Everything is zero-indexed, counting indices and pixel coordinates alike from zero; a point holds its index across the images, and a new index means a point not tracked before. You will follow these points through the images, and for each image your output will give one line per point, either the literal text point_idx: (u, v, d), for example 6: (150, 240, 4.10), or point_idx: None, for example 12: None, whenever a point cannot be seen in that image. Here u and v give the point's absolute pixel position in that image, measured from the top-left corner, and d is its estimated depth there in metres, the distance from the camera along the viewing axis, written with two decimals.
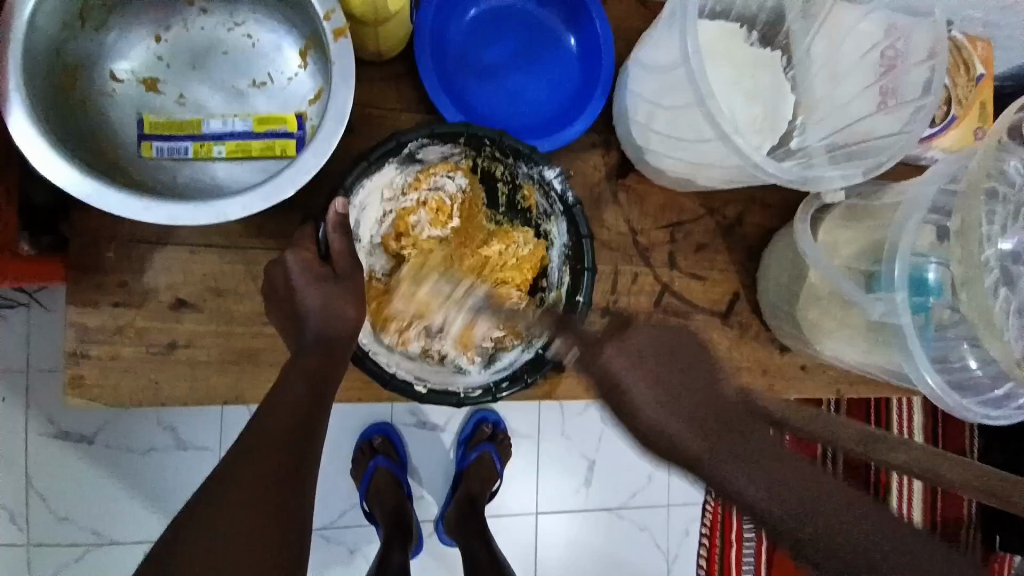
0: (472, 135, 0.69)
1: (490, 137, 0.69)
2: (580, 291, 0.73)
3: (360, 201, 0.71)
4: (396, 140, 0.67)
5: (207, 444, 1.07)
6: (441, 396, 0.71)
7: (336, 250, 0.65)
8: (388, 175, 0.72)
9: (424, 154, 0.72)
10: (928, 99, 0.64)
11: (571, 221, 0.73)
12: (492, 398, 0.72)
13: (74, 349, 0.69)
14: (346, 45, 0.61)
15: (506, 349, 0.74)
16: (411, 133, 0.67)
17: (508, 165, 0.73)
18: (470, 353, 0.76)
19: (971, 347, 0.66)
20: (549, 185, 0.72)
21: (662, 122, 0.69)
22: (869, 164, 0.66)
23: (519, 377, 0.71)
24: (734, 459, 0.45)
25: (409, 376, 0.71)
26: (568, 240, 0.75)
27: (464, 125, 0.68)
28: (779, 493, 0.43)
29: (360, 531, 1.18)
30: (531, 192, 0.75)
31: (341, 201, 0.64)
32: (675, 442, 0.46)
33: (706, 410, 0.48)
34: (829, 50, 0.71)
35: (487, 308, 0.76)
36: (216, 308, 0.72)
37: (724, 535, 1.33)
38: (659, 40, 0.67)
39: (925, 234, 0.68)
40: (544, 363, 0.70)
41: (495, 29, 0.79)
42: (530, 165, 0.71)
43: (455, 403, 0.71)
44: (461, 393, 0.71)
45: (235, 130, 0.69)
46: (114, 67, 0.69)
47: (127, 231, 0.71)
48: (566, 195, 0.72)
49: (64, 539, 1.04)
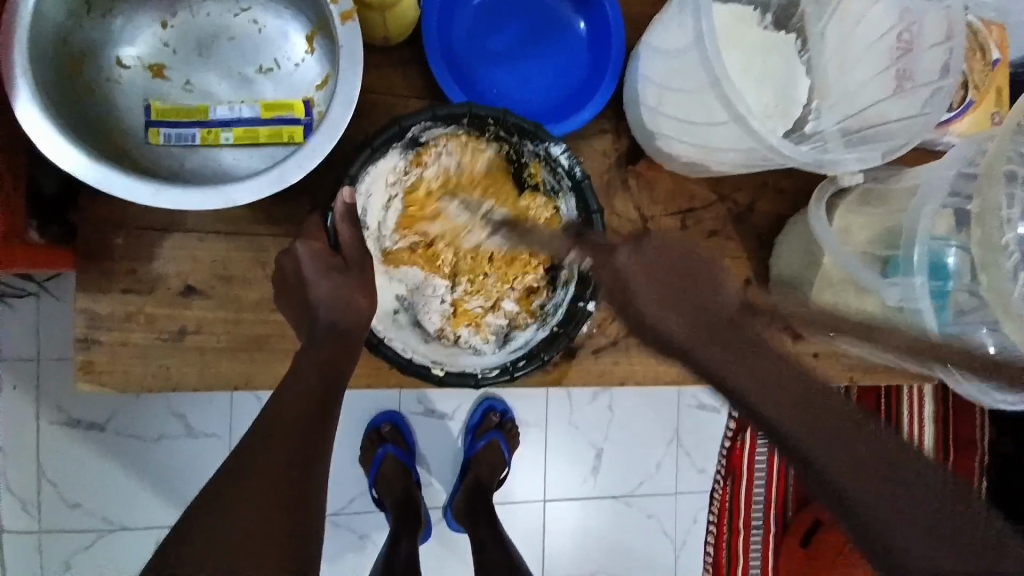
0: (475, 115, 0.68)
1: (494, 117, 0.68)
2: (593, 267, 0.72)
3: (365, 184, 0.70)
4: (398, 125, 0.66)
5: (217, 431, 1.08)
6: (459, 379, 0.71)
7: (346, 241, 0.63)
8: (392, 160, 0.71)
9: (428, 137, 0.71)
10: (948, 80, 0.64)
11: (580, 198, 0.71)
12: (509, 377, 0.72)
13: (85, 336, 0.70)
14: (353, 28, 0.60)
15: (520, 328, 0.76)
16: (413, 117, 0.66)
17: (514, 144, 0.72)
18: (485, 332, 0.76)
19: (989, 332, 0.67)
20: (555, 161, 0.71)
21: (674, 106, 0.68)
22: (885, 148, 0.66)
23: (535, 356, 0.73)
24: (717, 348, 0.60)
25: (425, 360, 0.71)
26: (577, 217, 0.73)
27: (466, 106, 0.67)
28: (753, 376, 0.57)
29: (368, 517, 1.18)
30: (537, 169, 0.73)
31: (349, 191, 0.62)
32: (669, 337, 0.62)
33: (696, 314, 0.62)
34: (845, 30, 0.69)
35: (500, 286, 0.76)
36: (225, 295, 0.73)
37: (732, 522, 1.32)
38: (671, 22, 0.65)
39: (943, 218, 0.68)
40: (560, 339, 0.73)
41: (502, 12, 0.78)
42: (536, 143, 0.70)
43: (472, 384, 0.71)
44: (478, 374, 0.71)
45: (242, 116, 0.69)
46: (120, 53, 0.68)
47: (136, 218, 0.70)
48: (574, 170, 0.70)
49: (78, 524, 1.06)
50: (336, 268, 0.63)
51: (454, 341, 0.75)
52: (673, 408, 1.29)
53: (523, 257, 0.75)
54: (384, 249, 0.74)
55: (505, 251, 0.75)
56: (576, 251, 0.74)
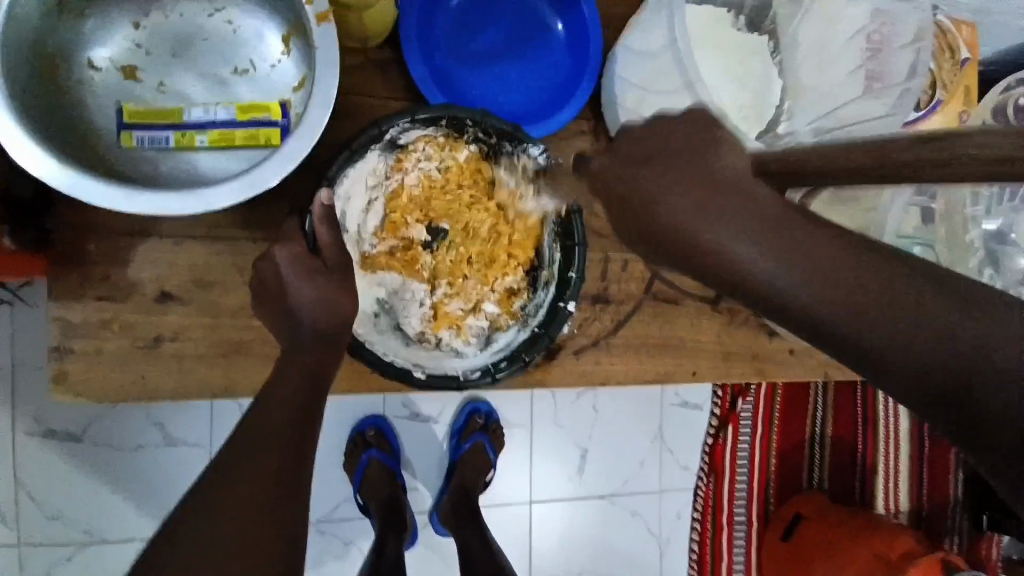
0: (453, 116, 0.67)
1: (472, 117, 0.67)
2: (573, 266, 0.71)
3: (344, 187, 0.69)
4: (376, 127, 0.65)
5: (198, 439, 1.07)
6: (442, 381, 0.70)
7: (325, 244, 0.63)
8: (371, 162, 0.71)
9: (406, 138, 0.71)
10: (915, 81, 0.69)
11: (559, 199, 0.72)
12: (491, 379, 0.71)
13: (59, 344, 0.68)
14: (329, 28, 0.59)
15: (501, 330, 0.76)
16: (391, 120, 0.65)
17: (494, 146, 0.72)
18: (465, 335, 0.76)
19: None
20: (534, 161, 0.71)
21: (651, 107, 0.69)
22: (858, 145, 0.68)
23: (517, 358, 0.72)
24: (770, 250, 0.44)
25: (407, 363, 0.71)
26: (557, 218, 0.74)
27: (444, 108, 0.66)
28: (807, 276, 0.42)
29: (353, 523, 1.18)
30: (516, 170, 0.74)
31: (326, 192, 0.63)
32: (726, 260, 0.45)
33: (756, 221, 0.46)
34: (819, 31, 0.70)
35: (479, 289, 0.76)
36: (203, 300, 0.72)
37: (715, 519, 1.34)
38: (650, 24, 0.66)
39: (914, 216, 0.68)
40: (540, 341, 0.72)
41: (480, 14, 0.78)
42: (515, 143, 0.70)
43: (455, 387, 0.71)
44: (461, 377, 0.71)
45: (218, 118, 0.68)
46: (92, 54, 0.67)
47: (110, 223, 0.69)
48: (553, 170, 0.71)
49: (55, 538, 1.03)
50: (317, 271, 0.62)
51: (436, 343, 0.75)
52: (657, 406, 1.30)
53: (503, 258, 0.76)
54: (365, 251, 0.74)
55: (485, 253, 0.76)
56: (556, 251, 0.74)
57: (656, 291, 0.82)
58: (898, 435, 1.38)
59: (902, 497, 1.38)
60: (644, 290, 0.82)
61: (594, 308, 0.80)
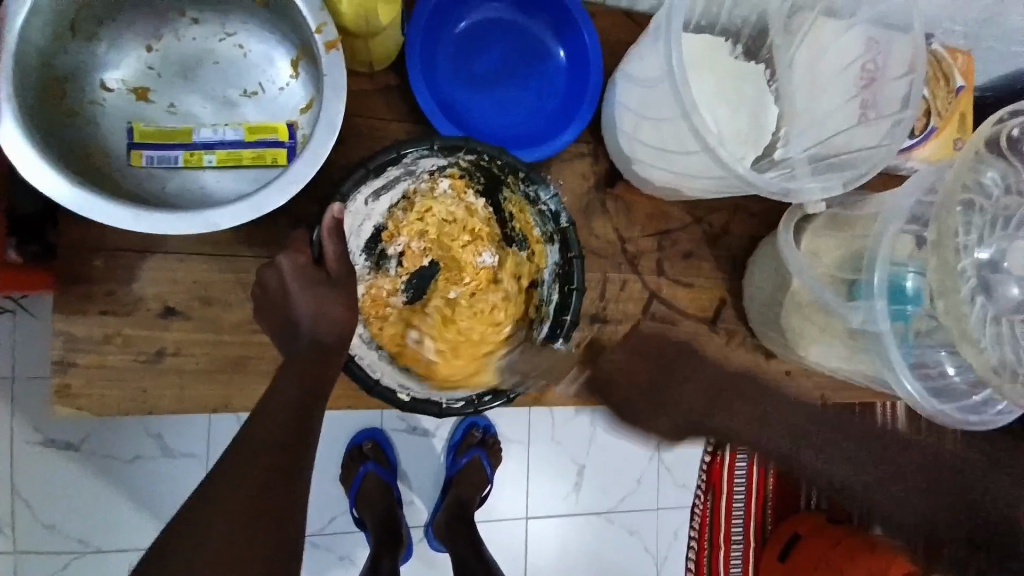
0: (473, 149, 0.69)
1: (489, 154, 0.69)
2: (568, 310, 0.74)
3: (363, 206, 0.73)
4: (395, 152, 0.67)
5: (195, 451, 1.07)
6: (423, 405, 0.70)
7: (330, 257, 0.63)
8: (392, 178, 0.72)
9: (417, 165, 0.72)
10: (907, 112, 0.66)
11: (564, 243, 0.73)
12: (474, 410, 0.72)
13: (61, 358, 0.69)
14: (337, 56, 0.61)
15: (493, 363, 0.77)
16: (410, 145, 0.67)
17: (508, 183, 0.73)
18: (469, 375, 0.76)
19: (948, 354, 0.69)
20: (542, 203, 0.72)
21: (649, 134, 0.71)
22: (849, 176, 0.68)
23: (502, 392, 0.73)
24: None
25: (392, 385, 0.71)
26: (559, 261, 0.75)
27: (464, 139, 0.68)
28: None
29: (349, 537, 1.18)
30: (523, 209, 0.75)
31: (338, 206, 0.62)
32: None
33: None
34: (811, 60, 0.72)
35: (476, 331, 0.79)
36: (205, 316, 0.73)
37: (713, 537, 1.34)
38: (645, 55, 0.68)
39: (905, 243, 0.69)
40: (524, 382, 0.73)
41: (484, 40, 0.80)
42: (526, 185, 0.71)
43: (437, 413, 0.71)
44: (443, 404, 0.71)
45: (226, 138, 0.70)
46: (105, 76, 0.69)
47: (116, 239, 0.70)
48: (560, 215, 0.72)
49: (48, 548, 1.03)
50: (318, 280, 0.63)
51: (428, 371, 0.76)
52: None
53: (504, 302, 0.79)
54: (367, 267, 0.76)
55: (487, 294, 0.79)
56: (553, 293, 0.76)
57: (653, 312, 0.83)
58: (897, 470, 1.35)
59: (899, 519, 1.36)
60: (641, 311, 0.83)
61: (592, 327, 0.81)
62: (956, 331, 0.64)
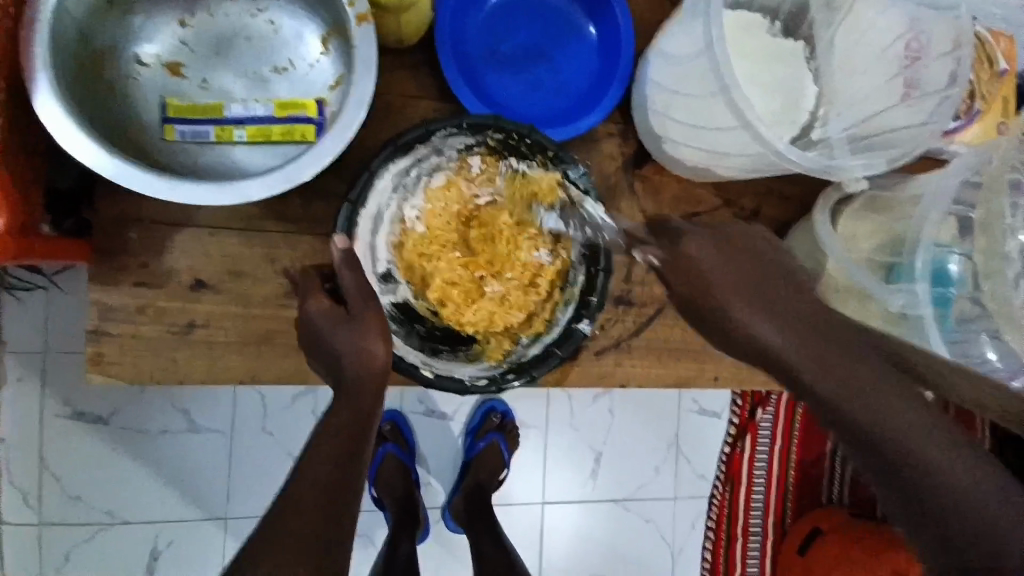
0: (501, 129, 0.71)
1: (517, 132, 0.70)
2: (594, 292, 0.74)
3: (389, 188, 0.73)
4: (425, 129, 0.69)
5: (221, 427, 1.09)
6: (446, 381, 0.72)
7: (348, 286, 0.63)
8: (416, 157, 0.72)
9: (446, 145, 0.72)
10: (954, 90, 0.64)
11: (589, 226, 0.74)
12: (496, 389, 0.73)
13: (96, 328, 0.70)
14: (369, 29, 0.61)
15: (515, 347, 0.76)
16: (440, 123, 0.69)
17: (536, 164, 0.73)
18: (494, 358, 0.76)
19: (991, 339, 0.66)
20: (570, 184, 0.73)
21: (680, 111, 0.69)
22: (893, 155, 0.66)
23: (526, 371, 0.74)
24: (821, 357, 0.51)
25: (418, 360, 0.72)
26: (585, 243, 0.75)
27: (492, 118, 0.70)
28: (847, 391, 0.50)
29: (369, 516, 1.19)
30: (551, 189, 0.74)
31: (344, 240, 0.64)
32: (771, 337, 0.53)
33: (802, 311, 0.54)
34: (850, 40, 0.69)
35: (498, 315, 0.78)
36: (234, 291, 0.73)
37: (730, 529, 1.33)
38: (681, 29, 0.66)
39: (948, 226, 0.68)
40: (550, 360, 0.74)
41: (513, 17, 0.78)
42: (553, 164, 0.72)
43: (461, 390, 0.73)
44: (467, 381, 0.72)
45: (257, 114, 0.70)
46: (138, 50, 0.69)
47: (149, 213, 0.71)
48: (588, 197, 0.73)
49: (78, 518, 1.06)
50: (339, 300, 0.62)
51: (448, 351, 0.76)
52: (675, 412, 1.30)
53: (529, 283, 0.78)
54: (390, 238, 0.76)
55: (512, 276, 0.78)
56: (580, 274, 0.76)
57: None
58: None
59: None
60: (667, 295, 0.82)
61: (616, 310, 0.81)
62: (998, 315, 0.63)
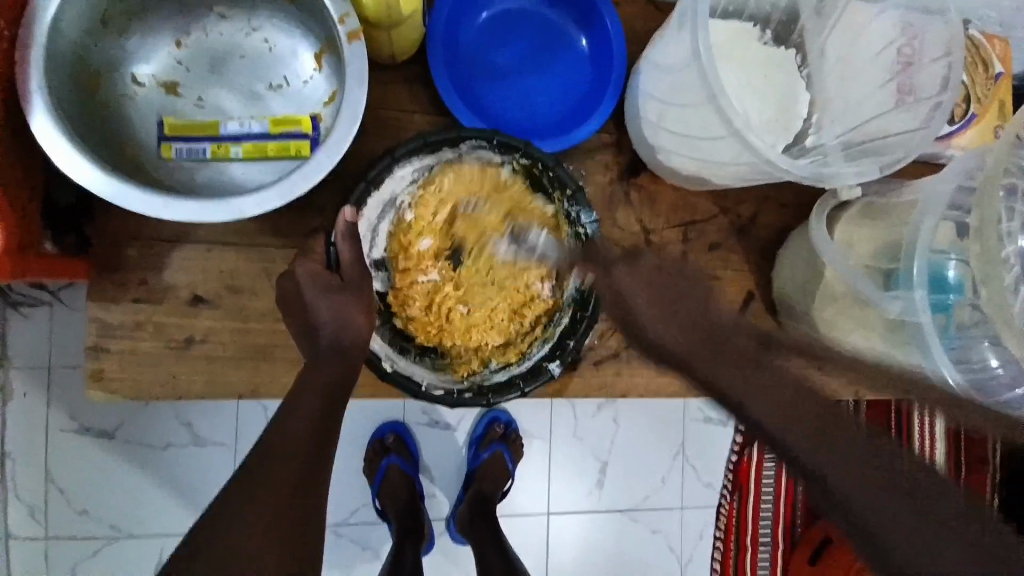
0: (529, 154, 0.70)
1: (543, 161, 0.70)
2: (574, 335, 0.74)
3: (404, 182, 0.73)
4: (457, 133, 0.68)
5: (224, 440, 1.09)
6: (403, 380, 0.70)
7: (346, 260, 0.64)
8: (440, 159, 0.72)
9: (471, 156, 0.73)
10: (946, 94, 0.63)
11: (588, 270, 0.74)
12: (450, 402, 0.71)
13: (96, 344, 0.71)
14: (359, 46, 0.61)
15: (480, 369, 0.77)
16: (472, 130, 0.69)
17: (552, 199, 0.74)
18: (461, 371, 0.76)
19: (992, 346, 0.64)
20: (580, 226, 0.73)
21: (673, 121, 0.69)
22: (886, 160, 0.66)
23: (482, 394, 0.72)
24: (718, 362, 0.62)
25: (381, 352, 0.72)
26: (580, 287, 0.75)
27: (523, 142, 0.70)
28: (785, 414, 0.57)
29: (373, 528, 1.19)
30: (561, 229, 0.76)
31: (350, 211, 0.63)
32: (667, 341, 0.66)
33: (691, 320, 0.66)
34: (844, 46, 0.70)
35: (474, 329, 0.78)
36: (232, 305, 0.74)
37: (739, 540, 1.31)
38: (669, 39, 0.66)
39: (943, 232, 0.67)
40: (510, 390, 0.72)
41: (507, 30, 0.79)
42: (570, 203, 0.72)
43: (413, 392, 0.70)
44: (422, 386, 0.70)
45: (251, 131, 0.71)
46: (135, 70, 0.71)
47: (147, 229, 0.72)
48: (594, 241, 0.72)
49: (84, 533, 1.07)
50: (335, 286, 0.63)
51: (416, 356, 0.76)
52: (680, 421, 1.28)
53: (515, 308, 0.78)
54: (390, 226, 0.76)
55: (500, 295, 0.78)
56: (564, 316, 0.76)
57: None
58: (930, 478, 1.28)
59: None
60: None
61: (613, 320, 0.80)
62: (999, 322, 0.61)
